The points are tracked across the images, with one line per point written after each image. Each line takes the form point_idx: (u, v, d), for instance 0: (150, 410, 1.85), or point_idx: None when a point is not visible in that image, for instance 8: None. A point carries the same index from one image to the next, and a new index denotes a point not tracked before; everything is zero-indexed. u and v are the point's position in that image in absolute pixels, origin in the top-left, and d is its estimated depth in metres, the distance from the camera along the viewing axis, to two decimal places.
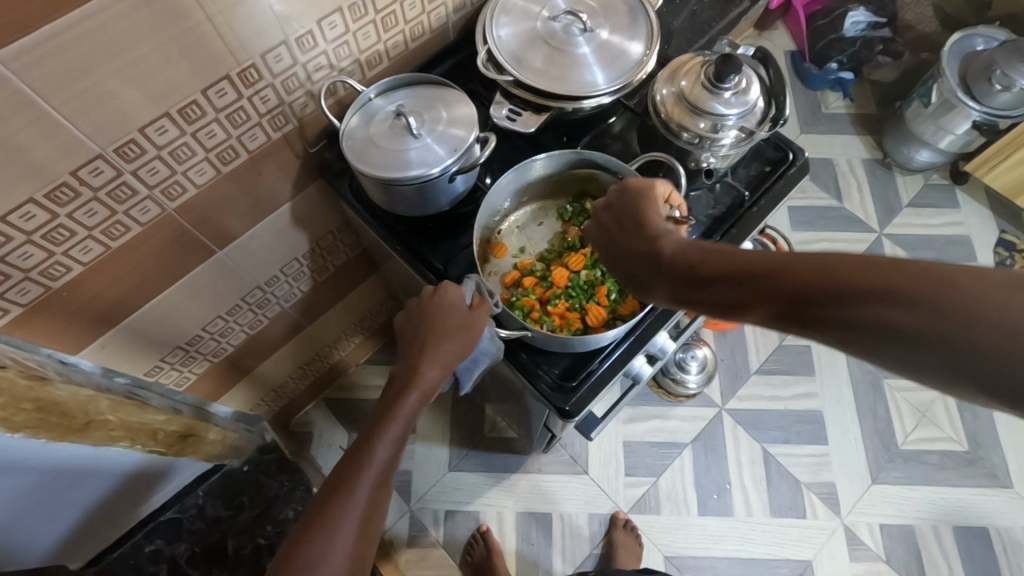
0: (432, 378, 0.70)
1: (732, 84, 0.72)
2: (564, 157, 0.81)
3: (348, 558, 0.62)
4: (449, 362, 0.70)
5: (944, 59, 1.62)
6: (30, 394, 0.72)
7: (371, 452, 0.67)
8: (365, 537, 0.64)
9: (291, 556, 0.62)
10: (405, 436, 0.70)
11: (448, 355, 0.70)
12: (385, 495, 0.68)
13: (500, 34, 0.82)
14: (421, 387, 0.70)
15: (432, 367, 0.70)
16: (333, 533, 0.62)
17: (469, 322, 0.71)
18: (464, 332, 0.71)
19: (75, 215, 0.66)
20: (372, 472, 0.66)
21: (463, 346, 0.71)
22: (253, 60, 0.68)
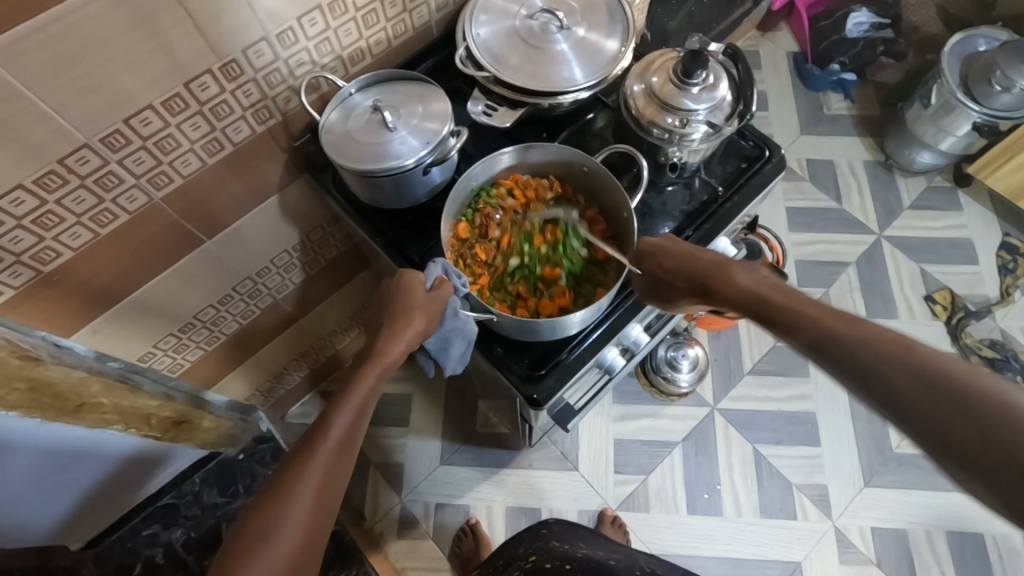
0: (393, 352, 0.69)
1: (699, 80, 0.73)
2: (531, 150, 0.82)
3: (302, 531, 0.58)
4: (411, 337, 0.70)
5: (944, 60, 1.61)
6: (23, 373, 0.75)
7: (329, 421, 0.64)
8: (323, 509, 0.61)
9: (241, 529, 0.58)
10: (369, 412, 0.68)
11: (408, 331, 0.70)
12: (345, 470, 0.64)
13: (478, 31, 0.84)
14: (384, 359, 0.69)
15: (394, 341, 0.70)
16: (287, 503, 0.58)
17: (430, 302, 0.72)
18: (424, 309, 0.71)
19: (63, 201, 0.69)
20: (331, 442, 0.63)
21: (427, 323, 0.71)
22: (235, 55, 0.71)
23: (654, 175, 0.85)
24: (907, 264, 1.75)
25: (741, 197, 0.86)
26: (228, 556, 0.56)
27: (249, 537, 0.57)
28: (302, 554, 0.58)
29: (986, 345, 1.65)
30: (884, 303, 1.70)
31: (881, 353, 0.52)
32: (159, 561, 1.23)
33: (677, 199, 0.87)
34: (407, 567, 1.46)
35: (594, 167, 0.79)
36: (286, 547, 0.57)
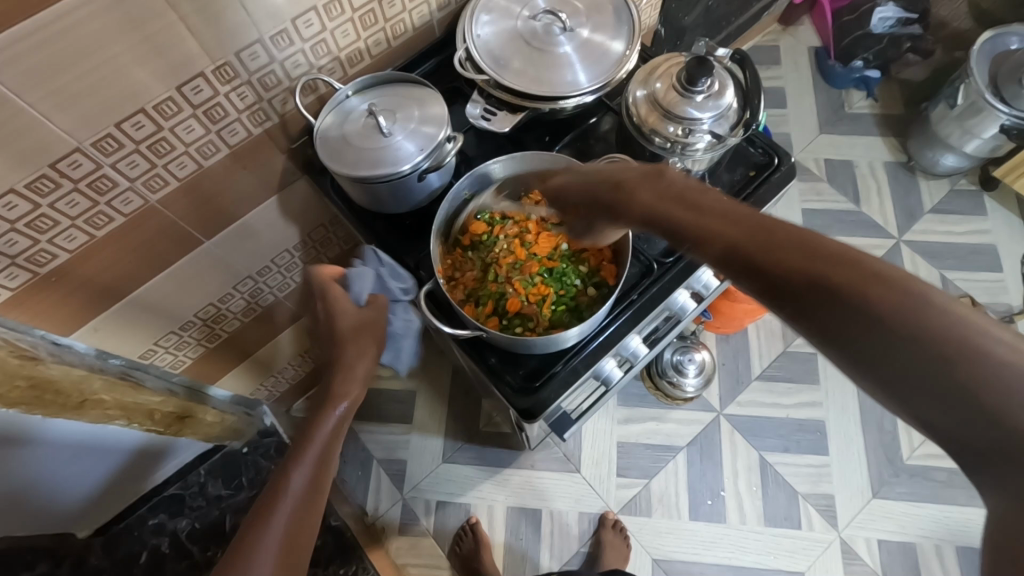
0: (348, 390, 0.74)
1: (705, 87, 0.70)
2: (526, 158, 0.79)
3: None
4: (361, 372, 0.76)
5: (973, 59, 1.54)
6: (22, 371, 0.76)
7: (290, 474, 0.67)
8: (291, 554, 0.62)
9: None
10: (327, 457, 0.72)
11: (357, 367, 0.76)
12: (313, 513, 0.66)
13: (479, 32, 0.82)
14: (341, 401, 0.74)
15: (349, 381, 0.75)
16: (252, 554, 0.59)
17: (376, 332, 0.78)
18: (371, 341, 0.77)
19: (57, 205, 0.69)
20: (292, 489, 0.66)
21: (375, 353, 0.77)
22: (229, 58, 0.70)
23: None
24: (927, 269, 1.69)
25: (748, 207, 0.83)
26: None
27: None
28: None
29: None
30: None
31: (881, 296, 0.43)
32: (164, 551, 1.23)
33: None
34: (408, 564, 1.47)
35: None
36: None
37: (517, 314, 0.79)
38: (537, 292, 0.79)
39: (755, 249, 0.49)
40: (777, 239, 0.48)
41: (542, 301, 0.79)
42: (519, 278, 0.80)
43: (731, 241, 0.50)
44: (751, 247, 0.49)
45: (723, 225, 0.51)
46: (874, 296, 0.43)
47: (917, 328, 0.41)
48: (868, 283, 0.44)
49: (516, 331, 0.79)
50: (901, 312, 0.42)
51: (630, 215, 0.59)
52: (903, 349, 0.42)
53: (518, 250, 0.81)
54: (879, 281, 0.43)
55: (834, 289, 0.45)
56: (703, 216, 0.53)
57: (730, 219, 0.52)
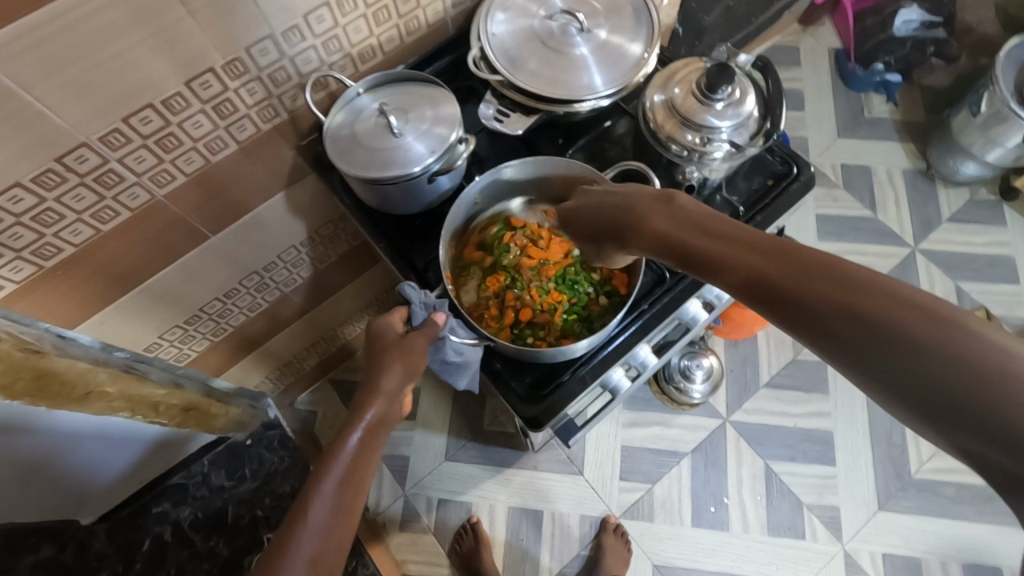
0: (378, 405, 0.68)
1: (725, 95, 0.68)
2: (538, 163, 0.77)
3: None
4: (391, 387, 0.69)
5: (1000, 66, 1.49)
6: (28, 364, 0.75)
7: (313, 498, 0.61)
8: None
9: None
10: (358, 482, 0.64)
11: (389, 382, 0.69)
12: (338, 551, 0.59)
13: (493, 31, 0.80)
14: (368, 415, 0.68)
15: (375, 395, 0.68)
16: None
17: (408, 346, 0.71)
18: (401, 354, 0.70)
19: (63, 199, 0.68)
20: (315, 519, 0.59)
21: (407, 367, 0.71)
22: (239, 53, 0.69)
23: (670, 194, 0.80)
24: (942, 280, 1.66)
25: (765, 217, 0.81)
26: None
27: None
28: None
29: None
30: None
31: (852, 288, 0.45)
32: (167, 539, 1.22)
33: None
34: (408, 561, 1.47)
35: (604, 182, 0.75)
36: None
37: (530, 323, 0.79)
38: (550, 301, 0.79)
39: (734, 260, 0.53)
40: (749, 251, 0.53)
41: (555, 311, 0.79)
42: (532, 286, 0.79)
43: (753, 270, 0.51)
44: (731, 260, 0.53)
45: (704, 237, 0.56)
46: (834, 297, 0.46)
47: (893, 318, 0.43)
48: (835, 280, 0.46)
49: (526, 340, 0.79)
50: (870, 303, 0.44)
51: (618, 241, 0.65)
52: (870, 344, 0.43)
53: (529, 256, 0.80)
54: (851, 277, 0.45)
55: (795, 291, 0.48)
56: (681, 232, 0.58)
57: (710, 233, 0.56)
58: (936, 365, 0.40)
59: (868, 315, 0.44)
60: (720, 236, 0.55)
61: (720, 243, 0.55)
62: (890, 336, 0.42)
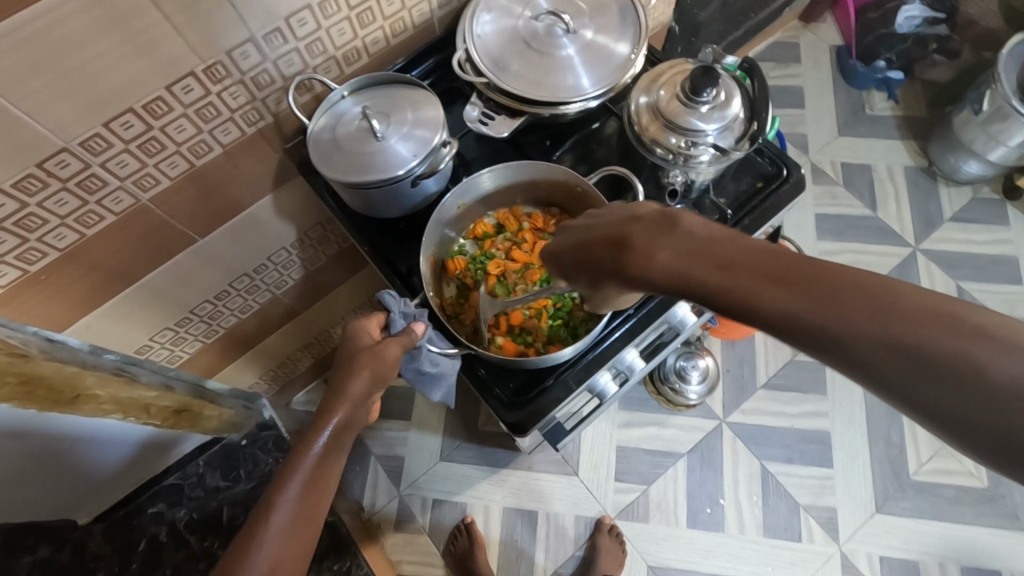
0: (343, 410, 0.68)
1: (709, 98, 0.67)
2: (519, 167, 0.76)
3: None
4: (358, 393, 0.68)
5: (1002, 62, 1.47)
6: (15, 369, 0.76)
7: (275, 502, 0.62)
8: None
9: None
10: (321, 482, 0.66)
11: (354, 388, 0.68)
12: (295, 553, 0.61)
13: (479, 32, 0.79)
14: (335, 419, 0.67)
15: (341, 400, 0.68)
16: None
17: (376, 351, 0.70)
18: (369, 361, 0.69)
19: (45, 204, 0.68)
20: (275, 522, 0.61)
21: (375, 374, 0.69)
22: (220, 57, 0.69)
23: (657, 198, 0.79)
24: (943, 279, 1.64)
25: (754, 220, 0.80)
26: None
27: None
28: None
29: None
30: None
31: (884, 318, 0.38)
32: (162, 539, 1.24)
33: None
34: (403, 561, 1.47)
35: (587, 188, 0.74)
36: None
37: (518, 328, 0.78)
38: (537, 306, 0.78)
39: (749, 291, 0.43)
40: (757, 273, 0.43)
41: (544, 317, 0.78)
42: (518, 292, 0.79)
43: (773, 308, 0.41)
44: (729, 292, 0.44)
45: (705, 260, 0.45)
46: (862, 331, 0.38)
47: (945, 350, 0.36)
48: (865, 306, 0.38)
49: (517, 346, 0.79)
50: (910, 337, 0.37)
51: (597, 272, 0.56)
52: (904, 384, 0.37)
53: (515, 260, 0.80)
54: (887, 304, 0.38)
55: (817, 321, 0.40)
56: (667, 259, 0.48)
57: (715, 256, 0.45)
58: (975, 410, 0.35)
59: (910, 352, 0.37)
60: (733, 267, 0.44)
61: (734, 274, 0.44)
62: (936, 381, 0.36)
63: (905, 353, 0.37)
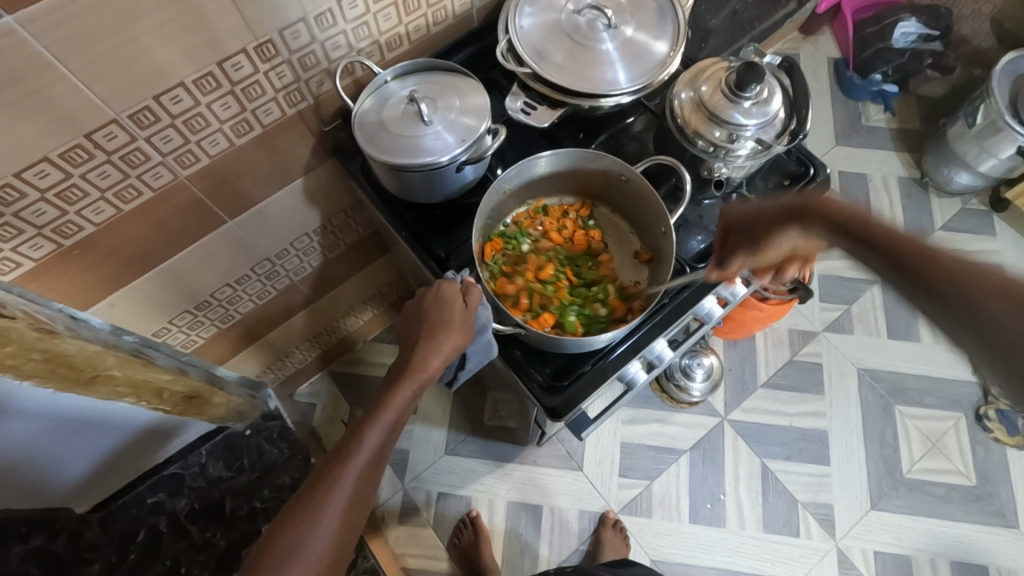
0: (431, 370, 0.68)
1: (752, 94, 0.71)
2: (570, 155, 0.78)
3: (326, 549, 0.55)
4: (448, 352, 0.69)
5: (995, 79, 1.55)
6: (40, 344, 0.74)
7: (362, 437, 0.63)
8: (348, 527, 0.58)
9: (261, 550, 0.55)
10: (400, 428, 0.67)
11: (445, 347, 0.69)
12: (373, 490, 0.61)
13: (521, 24, 0.81)
14: (422, 375, 0.68)
15: (433, 358, 0.68)
16: (312, 521, 0.56)
17: (467, 317, 0.70)
18: (462, 325, 0.70)
19: (88, 176, 0.67)
20: (363, 458, 0.61)
21: (466, 337, 0.70)
22: (271, 35, 0.69)
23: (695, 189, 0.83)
24: None
25: None
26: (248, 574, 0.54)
27: (270, 560, 0.54)
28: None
29: None
30: (907, 325, 1.66)
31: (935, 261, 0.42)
32: (162, 529, 1.21)
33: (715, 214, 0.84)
34: (406, 553, 1.47)
35: (633, 177, 0.76)
36: (309, 568, 0.54)
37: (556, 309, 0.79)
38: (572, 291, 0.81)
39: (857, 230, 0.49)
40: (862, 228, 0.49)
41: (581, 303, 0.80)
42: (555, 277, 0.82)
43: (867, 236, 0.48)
44: (852, 236, 0.49)
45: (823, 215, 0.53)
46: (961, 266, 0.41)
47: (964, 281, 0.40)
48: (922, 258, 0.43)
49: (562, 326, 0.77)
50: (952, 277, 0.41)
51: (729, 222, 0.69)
52: (977, 309, 0.39)
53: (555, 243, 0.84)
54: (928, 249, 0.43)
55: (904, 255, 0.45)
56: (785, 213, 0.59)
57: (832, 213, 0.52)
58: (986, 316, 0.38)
59: (948, 286, 0.41)
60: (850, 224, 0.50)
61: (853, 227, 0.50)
62: (987, 299, 0.39)
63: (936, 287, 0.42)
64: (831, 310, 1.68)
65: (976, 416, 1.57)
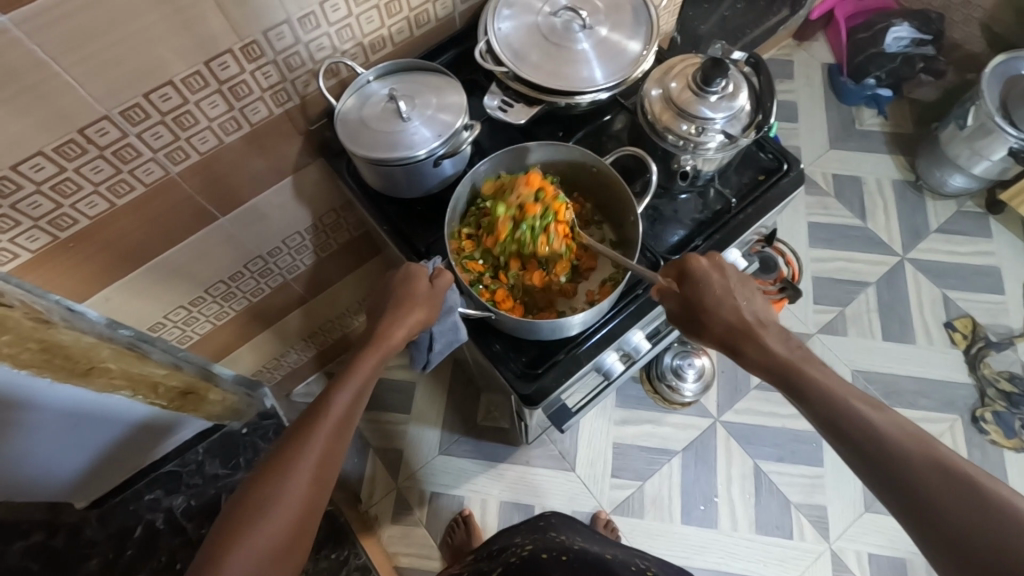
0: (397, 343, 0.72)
1: (718, 88, 0.74)
2: (541, 148, 0.82)
3: (299, 506, 0.61)
4: (414, 326, 0.72)
5: (985, 81, 1.55)
6: (36, 335, 0.78)
7: (331, 399, 0.67)
8: (317, 487, 0.63)
9: (241, 500, 0.60)
10: (368, 393, 0.71)
11: (410, 321, 0.72)
12: (343, 449, 0.67)
13: (500, 26, 0.84)
14: (387, 346, 0.71)
15: (397, 329, 0.71)
16: (283, 478, 0.61)
17: (434, 294, 0.73)
18: (429, 300, 0.73)
19: (82, 170, 0.71)
20: (331, 420, 0.66)
21: (429, 312, 0.73)
22: (256, 36, 0.72)
23: (666, 181, 0.85)
24: (930, 289, 1.70)
25: (756, 209, 0.85)
26: (228, 526, 0.59)
27: (244, 514, 0.59)
28: (300, 527, 0.61)
29: (1005, 378, 1.59)
30: (902, 328, 1.66)
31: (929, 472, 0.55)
32: (159, 526, 1.22)
33: (690, 207, 0.86)
34: (400, 553, 1.47)
35: (602, 167, 0.79)
36: (282, 521, 0.60)
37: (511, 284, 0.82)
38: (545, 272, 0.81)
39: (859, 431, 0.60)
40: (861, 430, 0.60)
41: (577, 272, 0.84)
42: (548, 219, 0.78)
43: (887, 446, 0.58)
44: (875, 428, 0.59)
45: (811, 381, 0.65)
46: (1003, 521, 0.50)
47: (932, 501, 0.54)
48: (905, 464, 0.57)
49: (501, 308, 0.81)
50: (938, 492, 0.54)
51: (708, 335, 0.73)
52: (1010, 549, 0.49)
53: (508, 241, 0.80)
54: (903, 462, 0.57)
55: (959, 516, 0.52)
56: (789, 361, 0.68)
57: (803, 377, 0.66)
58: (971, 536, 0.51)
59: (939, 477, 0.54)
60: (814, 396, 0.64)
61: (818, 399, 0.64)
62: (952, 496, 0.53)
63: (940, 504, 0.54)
64: (824, 311, 1.68)
65: (972, 417, 1.56)
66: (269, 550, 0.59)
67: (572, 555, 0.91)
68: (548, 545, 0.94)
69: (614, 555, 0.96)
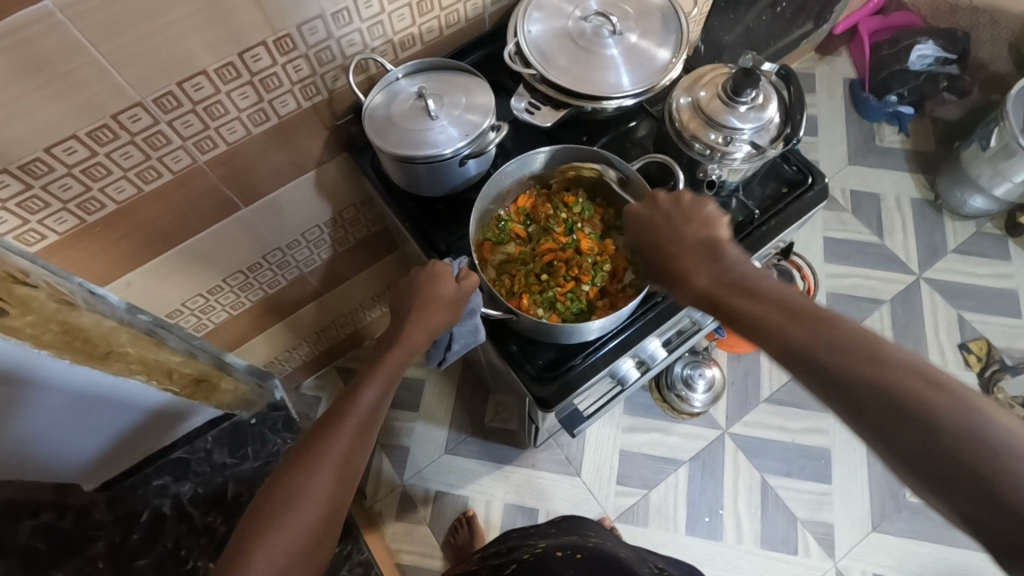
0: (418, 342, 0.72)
1: (748, 99, 0.74)
2: (568, 152, 0.82)
3: (326, 501, 0.61)
4: (435, 327, 0.73)
5: (1011, 102, 1.54)
6: (58, 317, 0.79)
7: (357, 397, 0.67)
8: (342, 482, 0.63)
9: (268, 493, 0.61)
10: (392, 391, 0.71)
11: (432, 323, 0.73)
12: (368, 447, 0.67)
13: (530, 29, 0.84)
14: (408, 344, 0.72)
15: (420, 329, 0.72)
16: (309, 473, 0.62)
17: (458, 296, 0.73)
18: (453, 302, 0.73)
19: (112, 155, 0.71)
20: (356, 417, 0.66)
21: (452, 313, 0.73)
22: (290, 30, 0.73)
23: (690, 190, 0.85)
24: (946, 309, 1.69)
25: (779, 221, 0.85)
26: (256, 518, 0.60)
27: (275, 508, 0.60)
28: (327, 521, 0.61)
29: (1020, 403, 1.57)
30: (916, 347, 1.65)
31: (868, 369, 0.53)
32: (166, 512, 1.23)
33: None
34: (402, 550, 1.47)
35: (628, 173, 0.79)
36: (311, 515, 0.60)
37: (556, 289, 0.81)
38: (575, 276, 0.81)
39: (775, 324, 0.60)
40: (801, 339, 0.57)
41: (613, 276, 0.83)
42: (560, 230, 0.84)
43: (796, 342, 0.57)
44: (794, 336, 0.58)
45: (742, 294, 0.64)
46: (947, 408, 0.49)
47: (873, 386, 0.52)
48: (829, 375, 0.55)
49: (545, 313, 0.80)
50: (876, 374, 0.53)
51: (687, 290, 0.68)
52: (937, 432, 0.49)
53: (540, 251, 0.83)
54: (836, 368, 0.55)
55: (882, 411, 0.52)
56: (768, 308, 0.61)
57: (746, 288, 0.64)
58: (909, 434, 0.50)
59: (872, 382, 0.53)
60: (761, 297, 0.62)
61: (761, 302, 0.62)
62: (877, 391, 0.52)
63: (888, 393, 0.52)
64: None
65: None
66: (297, 545, 0.59)
67: (586, 552, 0.90)
68: (563, 547, 0.93)
69: (628, 553, 0.96)
